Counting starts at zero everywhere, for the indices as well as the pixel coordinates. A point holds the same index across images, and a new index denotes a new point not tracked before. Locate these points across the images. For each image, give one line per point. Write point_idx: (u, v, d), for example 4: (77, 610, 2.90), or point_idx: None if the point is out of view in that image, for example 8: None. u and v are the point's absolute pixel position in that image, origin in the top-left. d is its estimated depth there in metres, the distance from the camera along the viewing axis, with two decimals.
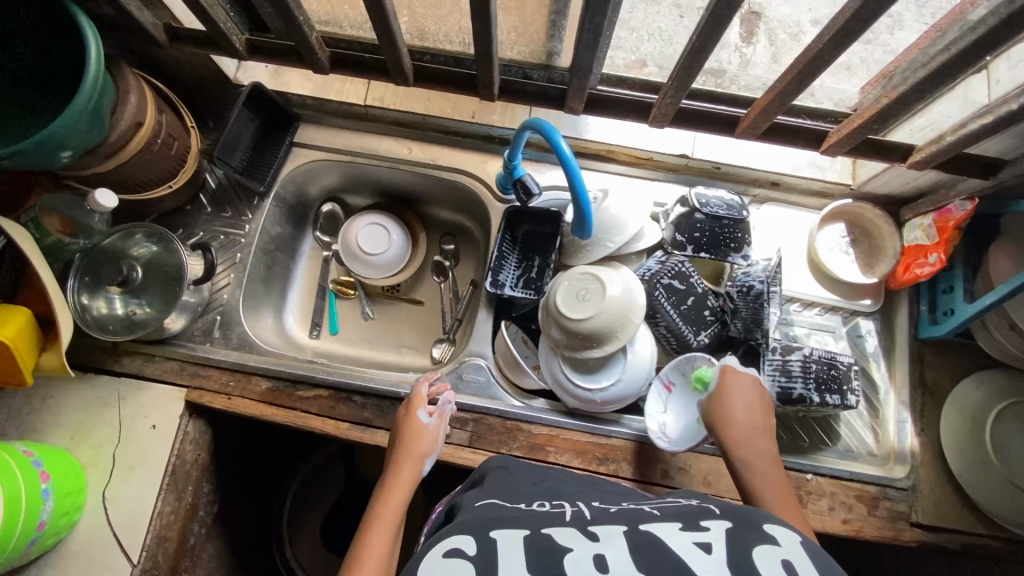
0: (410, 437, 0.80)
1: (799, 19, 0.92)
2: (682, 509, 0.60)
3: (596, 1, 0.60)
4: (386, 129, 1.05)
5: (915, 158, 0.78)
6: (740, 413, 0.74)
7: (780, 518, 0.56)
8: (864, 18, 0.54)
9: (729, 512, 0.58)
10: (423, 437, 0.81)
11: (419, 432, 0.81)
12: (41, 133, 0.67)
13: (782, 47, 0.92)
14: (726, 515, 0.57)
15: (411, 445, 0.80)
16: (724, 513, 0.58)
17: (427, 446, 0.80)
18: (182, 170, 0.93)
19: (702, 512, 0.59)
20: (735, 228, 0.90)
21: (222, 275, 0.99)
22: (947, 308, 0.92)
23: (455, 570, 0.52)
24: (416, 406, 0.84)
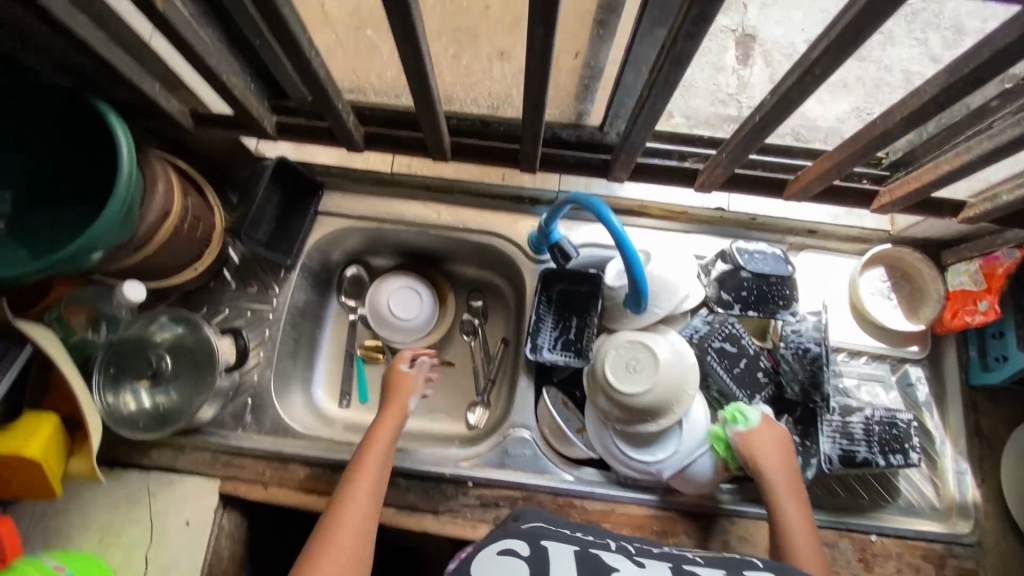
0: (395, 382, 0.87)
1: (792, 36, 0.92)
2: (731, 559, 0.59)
3: (659, 88, 0.57)
4: (413, 193, 1.02)
5: (966, 214, 0.77)
6: (773, 471, 0.76)
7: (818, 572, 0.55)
8: (943, 102, 0.52)
9: (773, 562, 0.57)
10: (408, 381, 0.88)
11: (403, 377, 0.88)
12: (79, 240, 0.64)
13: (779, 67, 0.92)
14: (769, 566, 0.57)
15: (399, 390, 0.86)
16: (769, 566, 0.57)
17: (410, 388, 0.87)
18: (206, 251, 0.90)
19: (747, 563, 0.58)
20: (783, 285, 0.87)
21: (252, 354, 0.94)
22: (998, 354, 0.90)
23: (512, 568, 0.52)
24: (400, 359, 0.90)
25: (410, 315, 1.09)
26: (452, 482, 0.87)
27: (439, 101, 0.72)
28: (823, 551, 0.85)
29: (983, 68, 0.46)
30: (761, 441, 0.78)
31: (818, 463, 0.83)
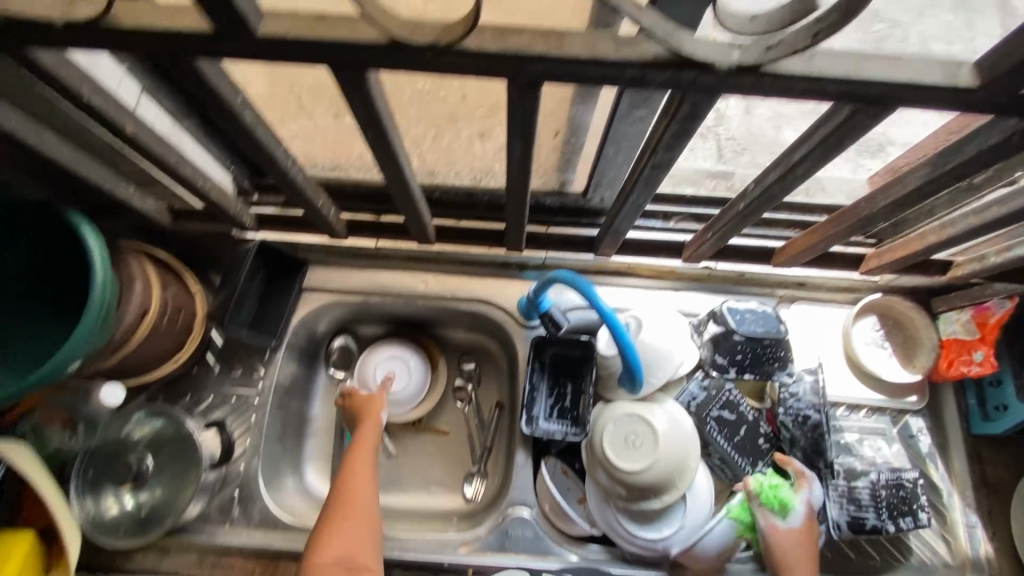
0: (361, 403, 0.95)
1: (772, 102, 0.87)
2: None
3: (640, 183, 0.57)
4: (398, 264, 1.01)
5: (955, 273, 0.80)
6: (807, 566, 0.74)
7: None
8: (926, 192, 0.52)
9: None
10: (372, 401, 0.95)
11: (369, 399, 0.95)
12: (55, 356, 0.62)
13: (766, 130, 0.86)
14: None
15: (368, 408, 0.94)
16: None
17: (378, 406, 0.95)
18: (188, 340, 0.87)
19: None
20: (778, 346, 0.86)
21: (238, 443, 0.91)
22: (998, 403, 0.89)
23: None
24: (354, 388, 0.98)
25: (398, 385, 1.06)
26: (451, 571, 0.84)
27: (419, 195, 0.68)
28: None
29: (965, 165, 0.46)
30: (796, 533, 0.76)
31: (826, 530, 0.80)
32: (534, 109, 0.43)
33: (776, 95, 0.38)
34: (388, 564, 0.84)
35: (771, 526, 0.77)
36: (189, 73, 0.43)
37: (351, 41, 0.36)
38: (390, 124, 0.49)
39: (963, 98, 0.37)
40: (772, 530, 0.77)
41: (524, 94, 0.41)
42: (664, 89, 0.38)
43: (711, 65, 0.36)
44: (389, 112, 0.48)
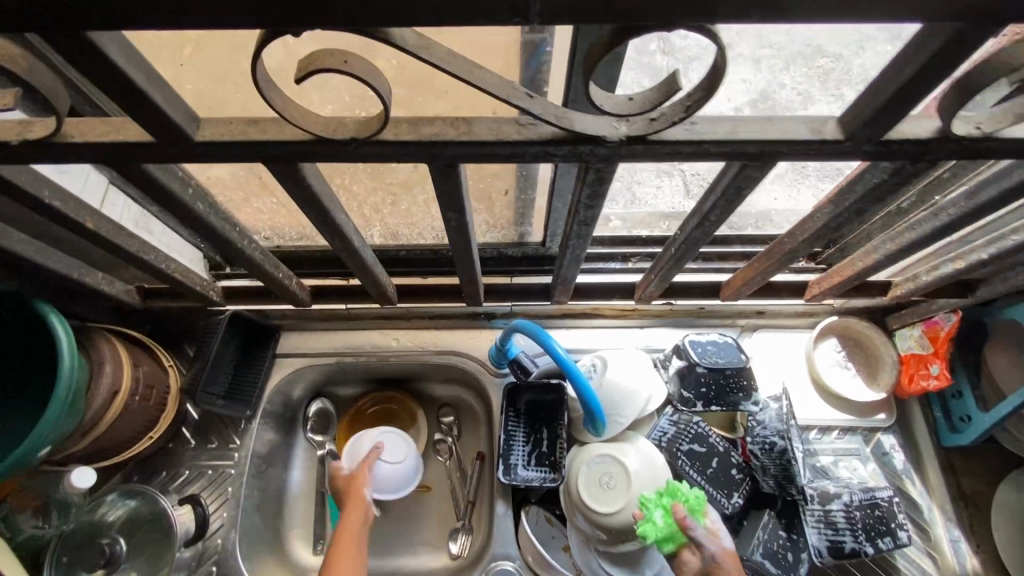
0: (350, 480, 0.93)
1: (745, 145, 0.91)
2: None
3: (575, 239, 0.62)
4: (369, 324, 1.03)
5: (894, 293, 0.81)
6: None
7: None
8: (833, 225, 0.56)
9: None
10: (360, 479, 0.93)
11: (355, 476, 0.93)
12: (32, 435, 0.64)
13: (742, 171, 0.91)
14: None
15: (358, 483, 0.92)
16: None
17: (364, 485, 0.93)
18: (161, 417, 0.88)
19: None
20: (739, 376, 0.88)
21: (214, 517, 0.91)
22: (962, 415, 0.91)
23: None
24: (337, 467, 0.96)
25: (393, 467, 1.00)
26: None
27: (371, 256, 0.70)
28: None
29: (859, 200, 0.50)
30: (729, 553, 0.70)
31: (809, 557, 0.81)
32: (459, 184, 0.47)
33: (668, 159, 0.42)
34: None
35: (718, 549, 0.69)
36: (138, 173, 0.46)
37: (281, 141, 0.40)
38: (333, 204, 0.53)
39: (832, 148, 0.42)
40: (722, 553, 0.69)
41: (446, 173, 0.46)
42: (567, 161, 0.43)
43: (603, 139, 0.40)
44: (332, 194, 0.52)
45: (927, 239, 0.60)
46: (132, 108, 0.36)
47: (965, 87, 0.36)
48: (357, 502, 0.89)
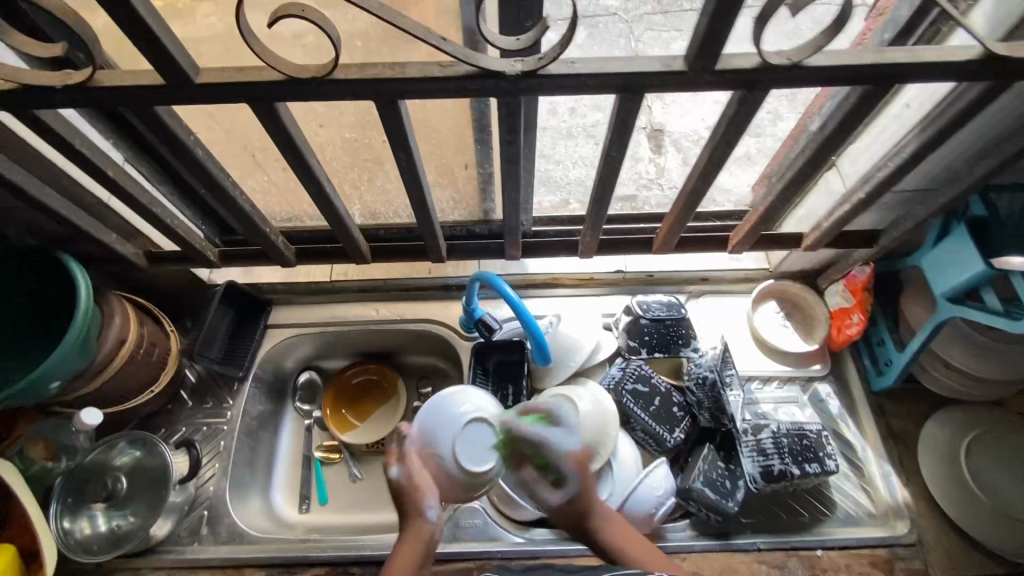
0: (403, 494, 0.72)
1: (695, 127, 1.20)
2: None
3: (510, 185, 0.73)
4: (352, 296, 1.15)
5: (806, 243, 0.91)
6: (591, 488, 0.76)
7: None
8: (717, 161, 0.68)
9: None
10: (414, 493, 0.71)
11: (407, 488, 0.72)
12: (34, 373, 0.74)
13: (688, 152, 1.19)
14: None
15: (412, 499, 0.71)
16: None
17: (423, 504, 0.71)
18: (162, 373, 0.98)
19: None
20: (679, 326, 1.00)
21: (207, 467, 0.99)
22: (886, 359, 1.00)
23: None
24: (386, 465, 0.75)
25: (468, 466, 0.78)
26: None
27: (355, 226, 0.83)
28: (773, 573, 0.89)
29: (727, 133, 0.62)
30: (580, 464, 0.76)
31: (746, 484, 0.89)
32: (402, 122, 0.59)
33: (558, 91, 0.55)
34: (348, 562, 0.90)
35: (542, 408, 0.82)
36: (151, 116, 0.59)
37: (260, 80, 0.53)
38: (305, 148, 0.65)
39: (682, 79, 0.54)
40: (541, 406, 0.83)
41: (389, 111, 0.58)
42: (480, 94, 0.55)
43: (503, 74, 0.52)
44: (305, 141, 0.64)
45: (803, 175, 0.71)
46: (145, 47, 0.48)
47: (762, 21, 0.48)
48: (411, 519, 0.70)
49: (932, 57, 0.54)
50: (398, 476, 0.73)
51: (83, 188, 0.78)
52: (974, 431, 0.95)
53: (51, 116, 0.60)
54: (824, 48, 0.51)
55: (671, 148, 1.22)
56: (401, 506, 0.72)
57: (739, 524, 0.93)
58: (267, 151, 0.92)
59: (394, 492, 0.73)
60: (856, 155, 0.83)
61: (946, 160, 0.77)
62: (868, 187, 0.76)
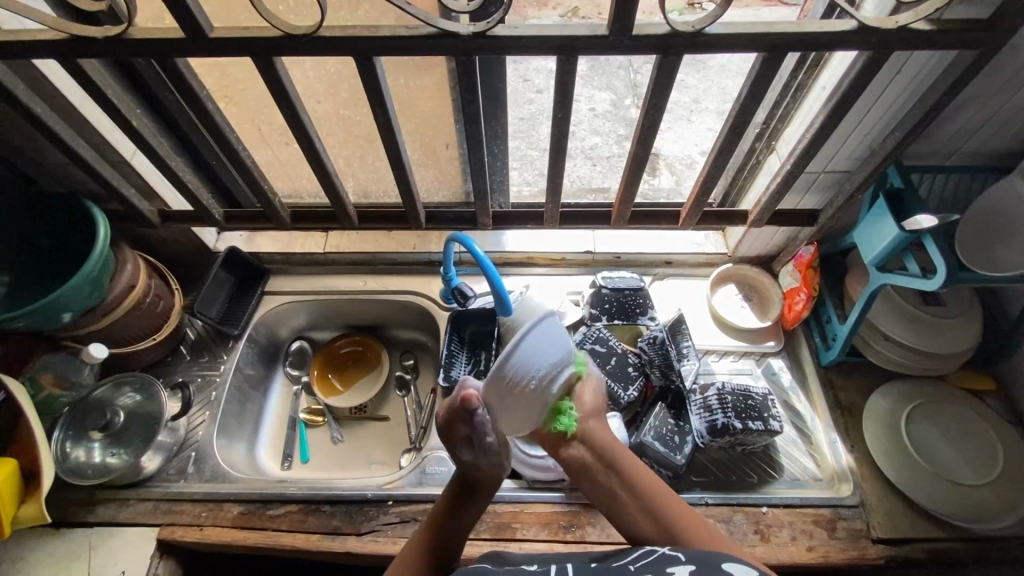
0: (472, 467, 0.71)
1: (689, 153, 1.40)
2: (647, 559, 0.60)
3: (476, 148, 0.84)
4: (345, 269, 1.26)
5: (750, 218, 1.01)
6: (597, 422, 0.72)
7: (738, 557, 0.58)
8: (651, 126, 0.78)
9: (694, 555, 0.58)
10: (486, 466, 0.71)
11: (478, 458, 0.71)
12: (47, 298, 0.83)
13: (682, 174, 1.38)
14: (694, 560, 0.58)
15: (477, 475, 0.72)
16: (691, 560, 0.58)
17: (491, 477, 0.72)
18: (164, 325, 1.08)
19: (670, 558, 0.59)
20: (637, 295, 1.09)
21: (198, 412, 1.07)
22: (833, 335, 1.07)
23: None
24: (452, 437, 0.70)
25: (552, 371, 0.62)
26: (372, 503, 0.96)
27: (347, 197, 0.97)
28: (719, 526, 0.93)
29: (654, 97, 0.73)
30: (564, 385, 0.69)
31: (693, 438, 0.96)
32: (377, 78, 0.71)
33: (505, 52, 0.66)
34: (320, 499, 0.96)
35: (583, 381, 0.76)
36: (171, 68, 0.72)
37: (258, 37, 0.65)
38: (298, 104, 0.77)
39: (606, 43, 0.65)
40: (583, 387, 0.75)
41: (366, 67, 0.70)
42: (440, 52, 0.66)
43: (458, 34, 0.64)
44: (297, 95, 0.76)
45: (729, 142, 0.82)
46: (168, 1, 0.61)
47: None
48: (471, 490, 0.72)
49: (814, 29, 0.65)
50: (471, 452, 0.70)
51: (109, 144, 0.90)
52: (911, 401, 1.01)
53: (89, 68, 0.73)
54: (720, 19, 0.62)
55: (665, 171, 1.39)
56: (465, 474, 0.72)
57: (690, 481, 0.99)
58: (272, 126, 1.05)
59: (462, 456, 0.71)
60: (789, 137, 0.93)
61: (864, 139, 0.87)
62: (793, 159, 0.86)
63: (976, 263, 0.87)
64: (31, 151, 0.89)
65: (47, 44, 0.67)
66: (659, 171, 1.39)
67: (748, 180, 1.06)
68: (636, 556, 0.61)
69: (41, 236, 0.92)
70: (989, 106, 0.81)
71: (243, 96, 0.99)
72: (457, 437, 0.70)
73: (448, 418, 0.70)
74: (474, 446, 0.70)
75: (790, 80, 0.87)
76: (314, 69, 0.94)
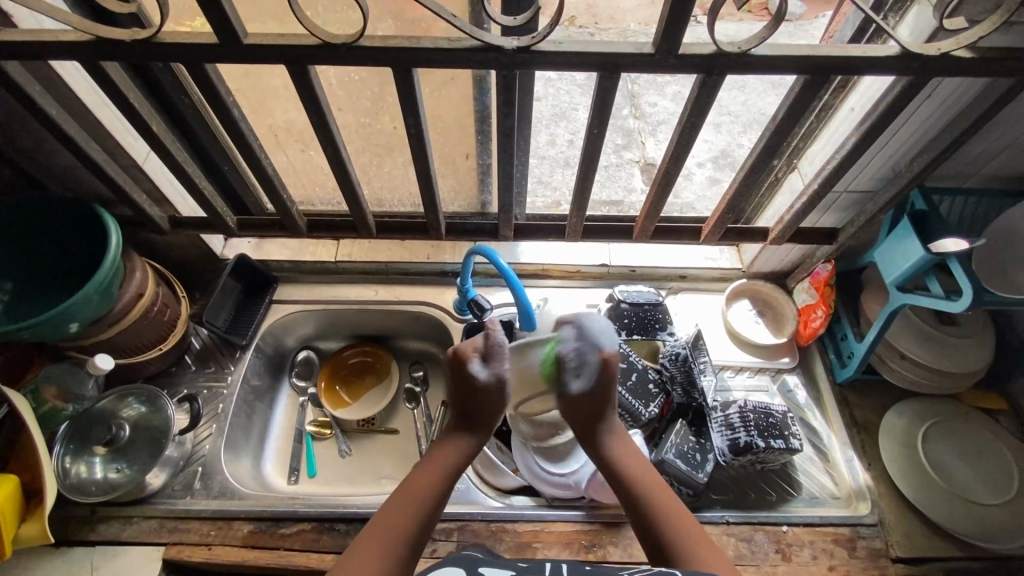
0: (470, 394, 0.79)
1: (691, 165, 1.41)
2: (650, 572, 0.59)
3: (505, 158, 0.83)
4: (355, 278, 1.23)
5: (771, 236, 1.01)
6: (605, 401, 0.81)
7: None
8: (686, 142, 0.78)
9: None
10: (488, 392, 0.79)
11: (478, 387, 0.79)
12: (56, 308, 0.79)
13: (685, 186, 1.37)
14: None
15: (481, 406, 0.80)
16: None
17: (489, 406, 0.80)
18: (171, 334, 1.05)
19: None
20: (656, 310, 1.08)
21: (204, 426, 1.04)
22: (848, 352, 1.07)
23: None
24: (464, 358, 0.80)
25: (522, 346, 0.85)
26: None
27: (368, 206, 0.94)
28: (740, 545, 0.92)
29: (691, 115, 0.73)
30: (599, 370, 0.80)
31: (714, 456, 0.95)
32: (413, 88, 0.70)
33: (548, 66, 0.65)
34: (333, 518, 0.93)
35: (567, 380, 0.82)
36: (200, 73, 0.69)
37: (297, 45, 0.63)
38: (328, 113, 0.75)
39: (651, 61, 0.65)
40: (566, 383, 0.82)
41: (403, 76, 0.68)
42: (483, 65, 0.65)
43: (502, 48, 0.63)
44: (327, 102, 0.73)
45: (761, 159, 0.82)
46: (205, 4, 0.58)
47: (713, 11, 0.59)
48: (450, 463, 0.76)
49: (858, 53, 0.65)
50: (479, 373, 0.79)
51: (122, 148, 0.87)
52: (929, 419, 1.02)
53: (112, 70, 0.70)
54: (767, 40, 0.62)
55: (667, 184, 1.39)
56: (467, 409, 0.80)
57: (710, 499, 0.99)
58: (289, 132, 1.02)
59: (467, 383, 0.79)
60: (814, 156, 0.93)
61: (888, 160, 0.88)
62: (821, 180, 0.86)
63: (994, 285, 0.88)
64: (41, 154, 0.85)
65: (71, 46, 0.64)
66: None
67: (767, 198, 1.07)
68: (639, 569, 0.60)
69: (48, 243, 0.88)
70: (1013, 132, 0.82)
71: (261, 100, 0.96)
72: (469, 358, 0.80)
73: (470, 344, 0.81)
74: (489, 366, 0.80)
75: (818, 100, 0.87)
76: (338, 75, 0.92)
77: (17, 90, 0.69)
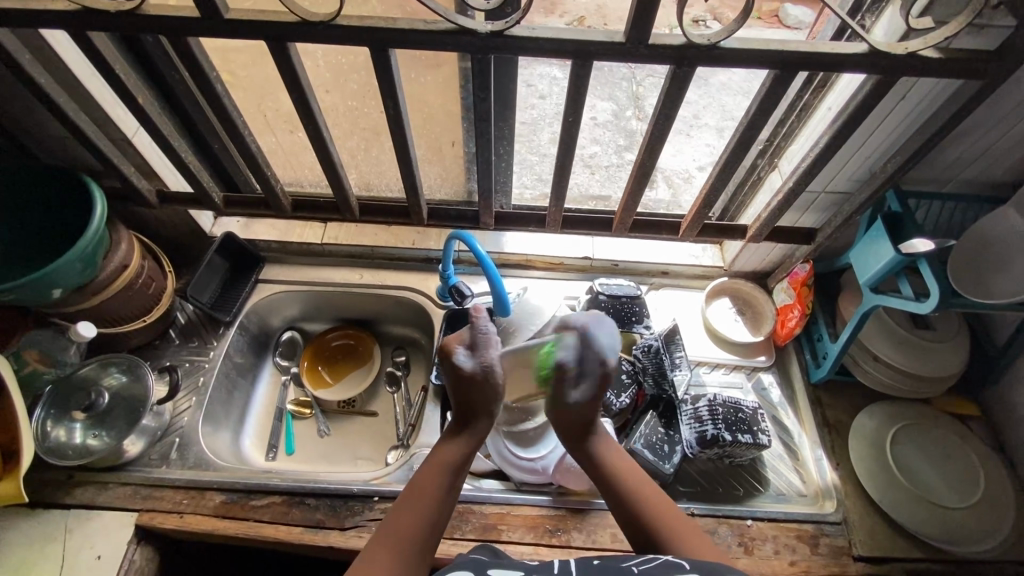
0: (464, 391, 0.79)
1: (687, 167, 1.41)
2: (653, 564, 0.60)
3: (485, 147, 0.84)
4: (341, 261, 1.25)
5: (748, 234, 1.02)
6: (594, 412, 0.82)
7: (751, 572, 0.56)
8: (659, 134, 0.79)
9: (698, 565, 0.58)
10: (475, 382, 0.78)
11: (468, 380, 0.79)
12: (39, 272, 0.81)
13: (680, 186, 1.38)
14: (697, 569, 0.58)
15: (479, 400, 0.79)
16: (695, 568, 0.58)
17: (486, 399, 0.80)
18: (155, 307, 1.07)
19: (674, 566, 0.59)
20: (633, 303, 1.10)
21: (183, 399, 1.06)
22: (823, 352, 1.08)
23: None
24: (450, 350, 0.80)
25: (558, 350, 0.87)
26: (357, 498, 0.95)
27: (350, 188, 0.95)
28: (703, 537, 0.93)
29: (664, 107, 0.74)
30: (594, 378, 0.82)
31: (682, 449, 0.97)
32: (390, 70, 0.71)
33: (521, 52, 0.66)
34: (305, 492, 0.95)
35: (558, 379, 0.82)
36: (183, 47, 0.71)
37: (277, 23, 0.65)
38: (309, 93, 0.76)
39: (622, 50, 0.66)
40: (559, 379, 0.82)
41: (380, 58, 0.70)
42: (458, 49, 0.66)
43: (475, 31, 0.64)
44: (308, 81, 0.75)
45: (735, 155, 0.83)
46: None
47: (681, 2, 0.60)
48: (453, 463, 0.75)
49: (826, 49, 0.66)
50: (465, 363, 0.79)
51: (111, 121, 0.89)
52: (899, 421, 1.03)
53: (100, 42, 0.72)
54: (735, 33, 0.63)
55: (663, 184, 1.39)
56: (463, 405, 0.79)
57: (677, 491, 1.00)
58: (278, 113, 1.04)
59: (459, 378, 0.79)
60: (792, 155, 0.94)
61: (864, 162, 0.88)
62: (795, 178, 0.87)
63: (970, 293, 0.85)
64: (33, 123, 0.87)
65: (58, 15, 0.66)
66: (657, 182, 1.39)
67: (748, 198, 1.08)
68: (641, 560, 0.62)
69: (36, 211, 0.91)
70: (987, 138, 0.83)
71: None
72: (455, 349, 0.81)
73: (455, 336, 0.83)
74: (474, 356, 0.80)
75: (796, 99, 0.89)
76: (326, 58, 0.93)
77: (6, 57, 0.71)
